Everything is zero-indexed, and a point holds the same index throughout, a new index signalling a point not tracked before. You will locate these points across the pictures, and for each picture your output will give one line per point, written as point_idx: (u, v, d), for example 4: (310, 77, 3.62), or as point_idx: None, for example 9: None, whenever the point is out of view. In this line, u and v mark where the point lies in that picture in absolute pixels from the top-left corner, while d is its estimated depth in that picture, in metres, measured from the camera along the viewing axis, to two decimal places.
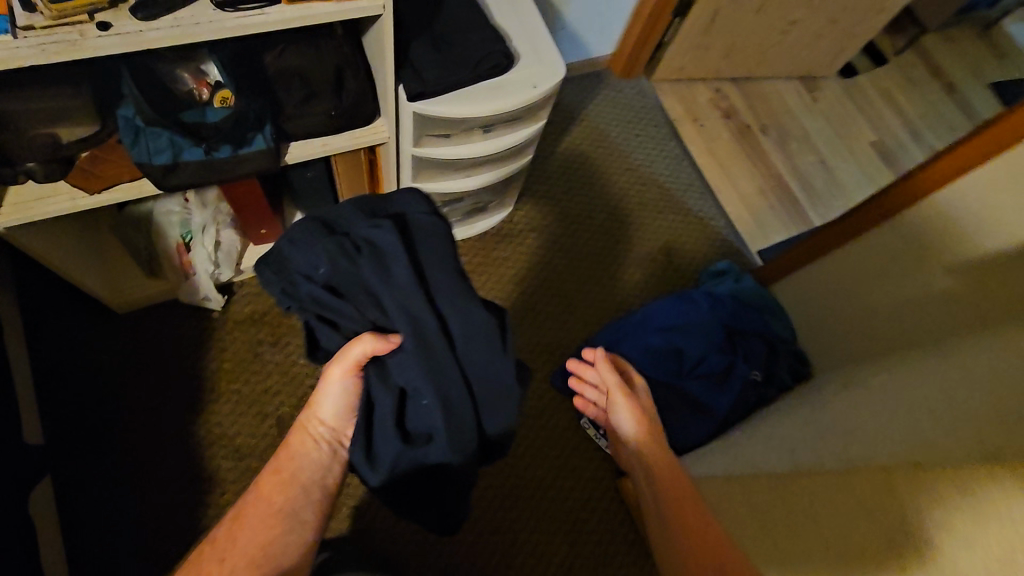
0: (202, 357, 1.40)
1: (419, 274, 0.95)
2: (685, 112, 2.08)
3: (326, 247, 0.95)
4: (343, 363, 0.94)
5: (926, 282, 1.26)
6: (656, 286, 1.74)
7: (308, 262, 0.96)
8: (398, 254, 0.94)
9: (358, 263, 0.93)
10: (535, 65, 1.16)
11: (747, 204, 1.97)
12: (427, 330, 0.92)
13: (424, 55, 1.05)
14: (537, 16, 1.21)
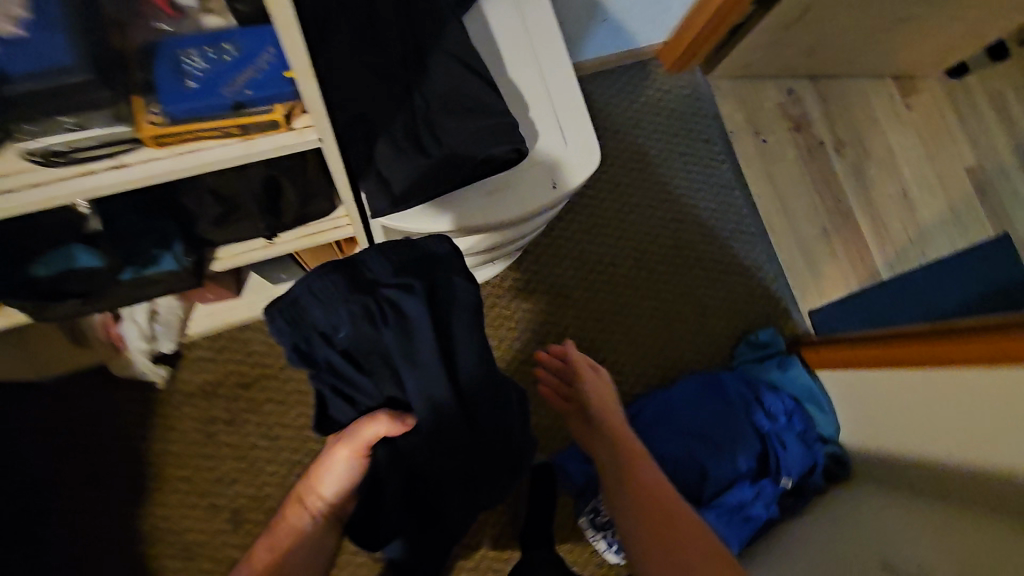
0: (147, 437, 1.20)
1: (449, 351, 0.81)
2: (744, 123, 1.68)
3: (348, 304, 0.78)
4: (352, 442, 0.87)
5: (949, 448, 1.09)
6: (687, 360, 1.47)
7: (325, 318, 0.78)
8: (428, 330, 0.78)
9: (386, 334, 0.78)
10: (561, 152, 0.85)
11: (805, 248, 1.64)
12: (450, 421, 0.82)
13: (395, 152, 0.74)
14: (566, 74, 0.88)
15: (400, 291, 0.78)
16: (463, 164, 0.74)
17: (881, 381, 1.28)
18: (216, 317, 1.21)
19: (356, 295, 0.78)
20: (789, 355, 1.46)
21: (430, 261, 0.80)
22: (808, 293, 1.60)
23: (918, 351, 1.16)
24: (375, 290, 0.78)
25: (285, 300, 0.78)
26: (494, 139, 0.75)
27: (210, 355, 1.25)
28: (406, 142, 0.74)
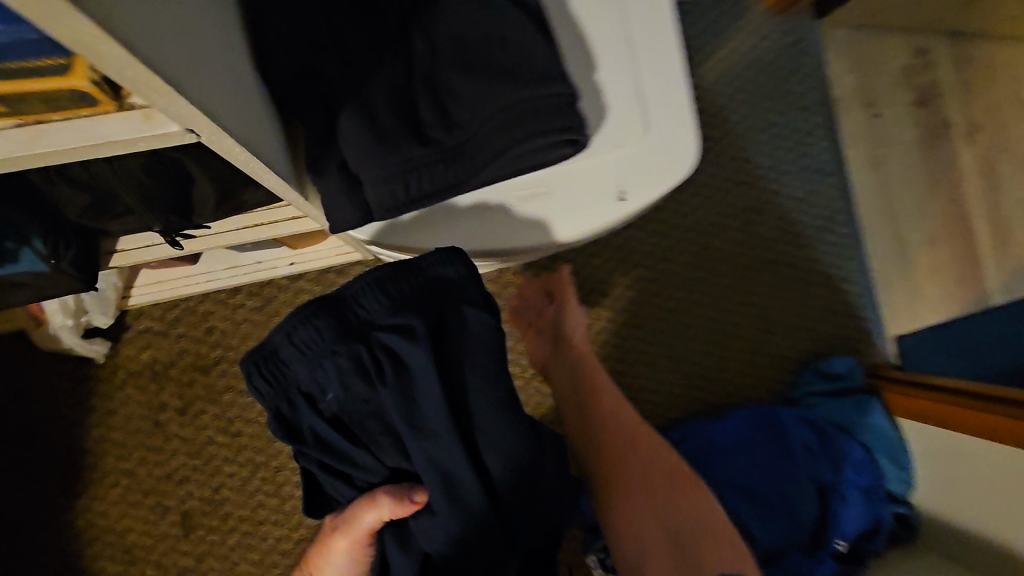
0: (83, 419, 1.01)
1: (463, 408, 0.59)
2: (854, 89, 1.31)
3: (339, 355, 0.56)
4: (348, 533, 0.62)
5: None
6: (739, 384, 1.22)
7: (308, 376, 0.57)
8: (430, 379, 0.57)
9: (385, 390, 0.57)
10: (636, 147, 0.55)
11: (906, 255, 1.30)
12: (468, 499, 0.60)
13: (366, 141, 0.48)
14: (665, 14, 0.55)
15: (399, 336, 0.56)
16: (471, 173, 0.51)
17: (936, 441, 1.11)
18: (167, 285, 0.98)
19: (345, 344, 0.56)
20: (868, 395, 1.20)
21: (444, 290, 0.59)
22: (898, 314, 1.29)
23: (990, 427, 0.97)
24: (370, 335, 0.57)
25: (260, 355, 0.57)
26: (525, 138, 0.50)
27: (161, 329, 1.02)
28: (390, 125, 0.49)
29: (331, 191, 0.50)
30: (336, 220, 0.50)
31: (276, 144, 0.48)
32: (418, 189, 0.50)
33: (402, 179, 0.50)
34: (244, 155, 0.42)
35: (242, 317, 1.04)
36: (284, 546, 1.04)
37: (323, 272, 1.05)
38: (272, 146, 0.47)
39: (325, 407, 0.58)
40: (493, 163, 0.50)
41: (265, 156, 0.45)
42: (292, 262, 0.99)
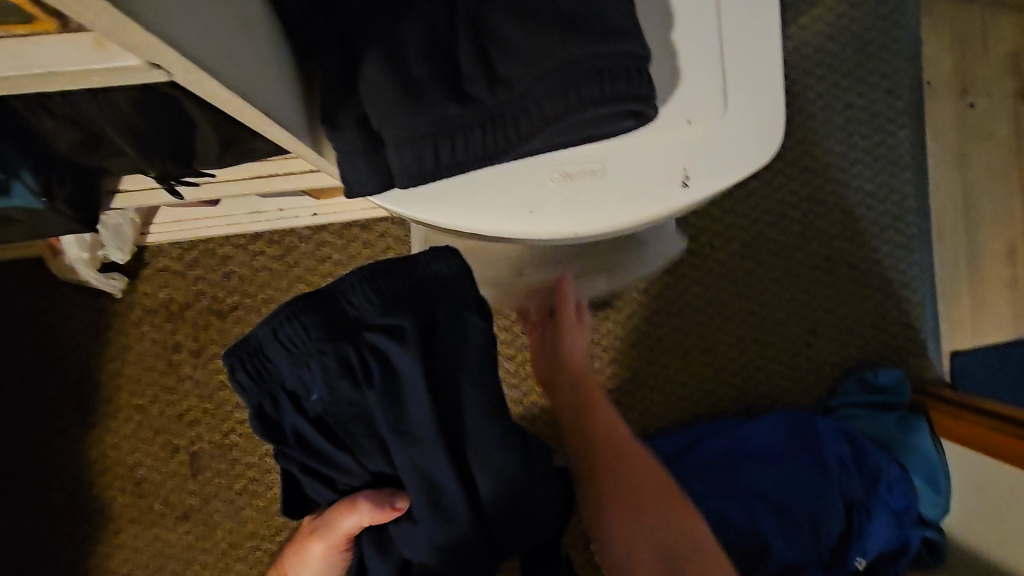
0: (102, 351, 1.01)
1: (449, 409, 0.60)
2: (949, 72, 1.16)
3: (327, 356, 0.56)
4: (326, 535, 0.63)
5: None
6: (772, 386, 1.14)
7: (297, 374, 0.56)
8: (419, 385, 0.58)
9: (371, 393, 0.57)
10: (710, 129, 0.47)
11: (981, 267, 1.18)
12: (455, 512, 0.61)
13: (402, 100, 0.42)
14: None
15: (391, 337, 0.57)
16: (510, 142, 0.43)
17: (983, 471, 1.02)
18: (186, 224, 0.95)
19: (333, 342, 0.56)
20: (913, 414, 1.11)
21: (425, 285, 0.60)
22: (960, 328, 1.18)
23: None
24: (359, 334, 0.57)
25: (243, 350, 0.55)
26: (577, 106, 0.41)
27: (179, 269, 1.00)
28: (425, 77, 0.42)
29: (349, 148, 0.43)
30: (348, 178, 0.45)
31: (281, 83, 0.42)
32: (448, 155, 0.43)
33: (431, 142, 0.43)
34: (237, 101, 0.36)
35: (260, 266, 1.01)
36: None
37: (346, 226, 1.01)
38: (276, 90, 0.41)
39: (310, 405, 0.57)
40: (537, 134, 0.43)
41: (264, 101, 0.39)
42: (314, 212, 0.96)
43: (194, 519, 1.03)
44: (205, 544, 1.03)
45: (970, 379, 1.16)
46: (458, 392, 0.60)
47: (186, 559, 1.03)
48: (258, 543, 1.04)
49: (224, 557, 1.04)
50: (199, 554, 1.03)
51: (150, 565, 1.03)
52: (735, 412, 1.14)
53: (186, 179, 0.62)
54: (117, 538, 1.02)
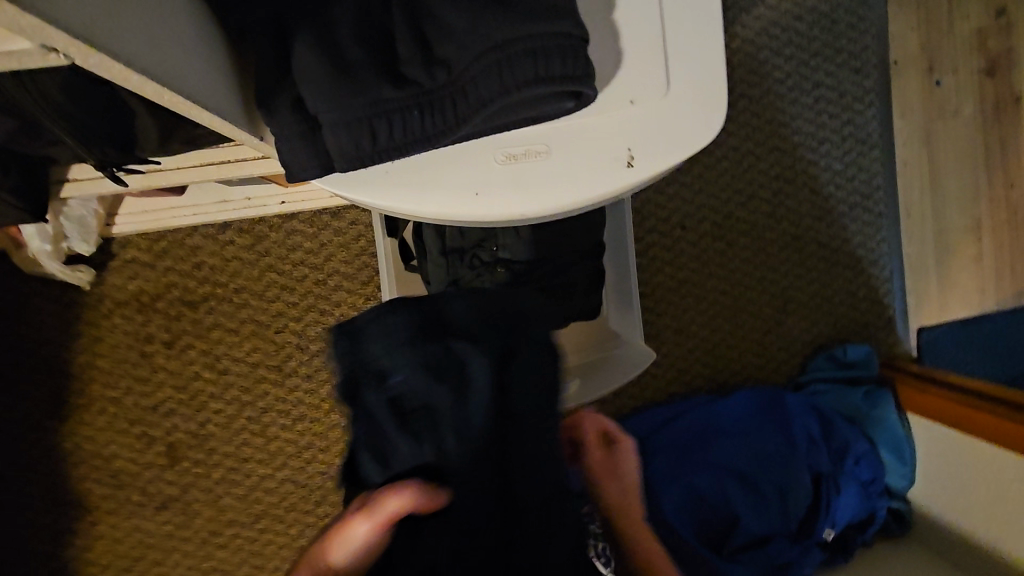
0: (72, 344, 1.00)
1: (512, 425, 0.47)
2: (915, 51, 1.17)
3: (420, 346, 0.47)
4: None
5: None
6: (744, 364, 1.16)
7: (382, 355, 0.47)
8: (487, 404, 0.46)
9: (444, 387, 0.46)
10: (653, 110, 0.47)
11: (946, 244, 1.20)
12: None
13: (333, 81, 0.42)
14: None
15: (471, 350, 0.47)
16: (449, 126, 0.44)
17: (944, 441, 1.06)
18: (152, 214, 0.96)
19: (420, 340, 0.47)
20: (878, 387, 1.14)
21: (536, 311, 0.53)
22: (926, 304, 1.21)
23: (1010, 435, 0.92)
24: (449, 343, 0.47)
25: (344, 328, 0.49)
26: (512, 88, 0.41)
27: (148, 260, 1.00)
28: (359, 60, 0.42)
29: (287, 132, 0.45)
30: (287, 162, 0.46)
31: (203, 66, 0.42)
32: (386, 139, 0.44)
33: (368, 127, 0.43)
34: (159, 90, 0.37)
35: (231, 255, 1.01)
36: (267, 485, 1.05)
37: (316, 214, 1.01)
38: (201, 76, 0.41)
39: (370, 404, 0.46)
40: (474, 117, 0.43)
41: (187, 88, 0.39)
42: (282, 200, 0.98)
43: (172, 509, 1.04)
44: (185, 533, 1.04)
45: (936, 354, 1.19)
46: (541, 435, 0.48)
47: (167, 549, 1.04)
48: (237, 530, 1.05)
49: (204, 546, 1.05)
50: (179, 542, 1.04)
51: (130, 554, 1.04)
52: (708, 390, 1.16)
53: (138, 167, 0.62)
54: (95, 529, 1.03)
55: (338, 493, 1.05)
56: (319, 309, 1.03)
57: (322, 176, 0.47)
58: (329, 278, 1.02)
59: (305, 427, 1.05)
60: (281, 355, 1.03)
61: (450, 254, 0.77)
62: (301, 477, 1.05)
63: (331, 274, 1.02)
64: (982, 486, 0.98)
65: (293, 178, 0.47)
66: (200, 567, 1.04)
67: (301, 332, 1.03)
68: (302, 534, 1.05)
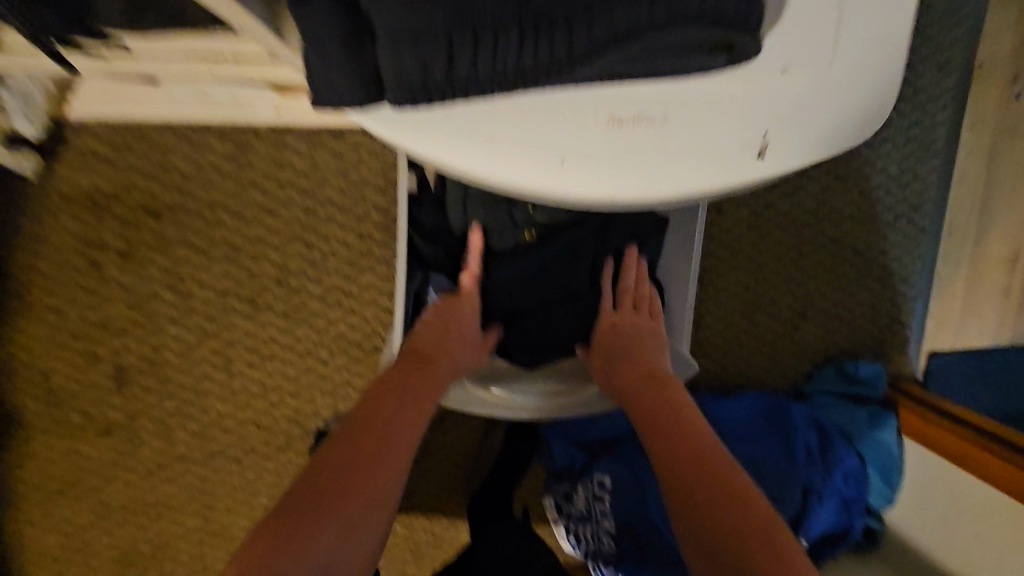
0: (11, 242, 0.86)
1: (601, 244, 0.72)
2: (1006, 54, 1.05)
3: (524, 254, 0.70)
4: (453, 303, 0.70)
5: None
6: (751, 363, 1.11)
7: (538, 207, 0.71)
8: (604, 231, 0.72)
9: (550, 271, 0.71)
10: (810, 82, 0.37)
11: (983, 271, 1.12)
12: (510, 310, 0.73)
13: None
14: None
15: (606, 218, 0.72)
16: (557, 66, 0.33)
17: (932, 468, 1.03)
18: (116, 100, 0.81)
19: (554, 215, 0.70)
20: (883, 410, 1.09)
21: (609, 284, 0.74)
22: (944, 329, 1.14)
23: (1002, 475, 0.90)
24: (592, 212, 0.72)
25: None
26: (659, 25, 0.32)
27: (107, 154, 0.84)
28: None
29: (320, 35, 0.32)
30: (316, 82, 0.33)
31: None
32: (466, 66, 0.33)
33: (446, 45, 0.32)
34: None
35: (207, 163, 0.86)
36: (225, 423, 0.95)
37: (314, 131, 0.87)
38: None
39: (506, 218, 0.70)
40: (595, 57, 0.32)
41: None
42: (275, 107, 0.83)
43: (117, 435, 0.94)
44: (129, 463, 0.95)
45: (941, 380, 1.13)
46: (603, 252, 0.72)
47: (109, 477, 0.95)
48: (189, 466, 0.96)
49: (149, 478, 0.96)
50: (121, 472, 0.95)
51: (65, 477, 0.94)
52: (707, 386, 1.11)
53: None
54: (27, 447, 0.93)
55: (303, 442, 0.97)
56: (304, 240, 0.90)
57: (365, 105, 0.35)
58: (321, 207, 0.89)
59: (275, 367, 0.94)
60: (255, 285, 0.91)
61: (470, 201, 0.70)
62: (265, 420, 0.96)
63: (324, 204, 0.89)
64: (957, 515, 0.97)
65: (317, 105, 0.34)
66: (144, 500, 0.96)
67: (280, 265, 0.91)
68: (258, 478, 0.97)
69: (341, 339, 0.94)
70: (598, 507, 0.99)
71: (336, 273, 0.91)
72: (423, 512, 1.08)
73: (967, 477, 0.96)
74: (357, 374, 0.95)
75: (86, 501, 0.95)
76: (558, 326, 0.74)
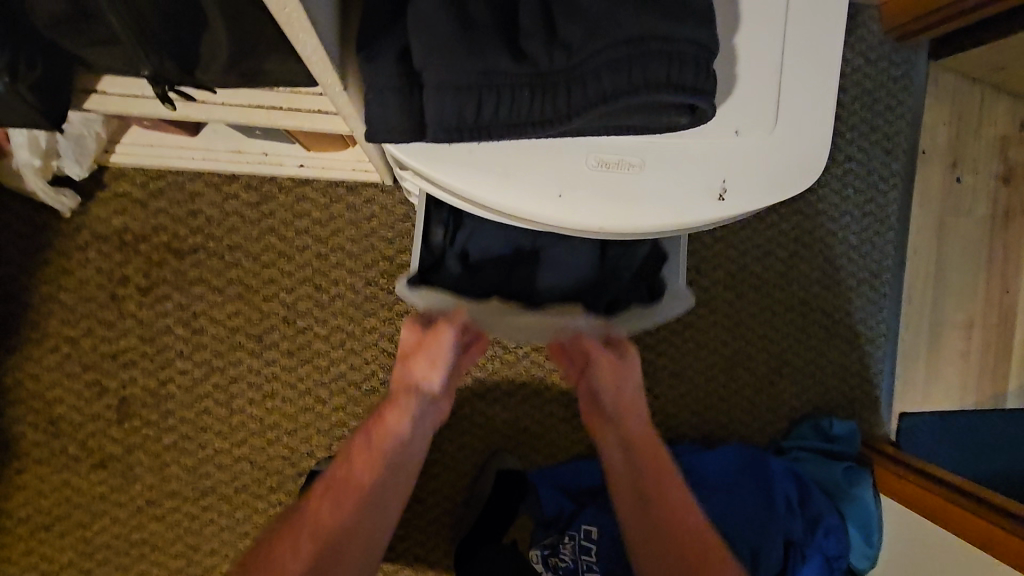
0: (38, 273, 0.92)
1: None
2: (943, 144, 1.19)
3: None
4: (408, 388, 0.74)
5: None
6: (732, 417, 1.16)
7: None
8: None
9: None
10: (756, 144, 0.47)
11: (941, 335, 1.20)
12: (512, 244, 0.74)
13: (466, 37, 0.41)
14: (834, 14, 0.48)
15: None
16: (558, 116, 0.42)
17: (903, 523, 1.07)
18: (156, 148, 0.88)
19: None
20: (858, 466, 1.14)
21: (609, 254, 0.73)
22: (911, 389, 1.21)
23: (961, 524, 0.95)
24: None
25: None
26: (641, 87, 0.40)
27: (141, 198, 0.93)
28: (486, 22, 0.41)
29: (383, 85, 0.42)
30: (373, 120, 0.43)
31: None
32: (490, 112, 0.42)
33: (476, 95, 0.41)
34: None
35: (232, 210, 0.95)
36: (221, 460, 0.97)
37: (331, 184, 0.97)
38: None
39: None
40: (590, 110, 0.41)
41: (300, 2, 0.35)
42: (301, 163, 0.91)
43: (110, 469, 0.95)
44: (118, 498, 0.95)
45: (912, 438, 1.18)
46: None
47: (96, 512, 0.95)
48: (178, 503, 0.96)
49: (137, 514, 0.96)
50: (110, 507, 0.95)
51: (53, 512, 0.94)
52: (691, 439, 1.15)
53: (182, 88, 0.56)
54: (20, 477, 0.93)
55: (295, 482, 0.98)
56: (314, 284, 0.97)
57: (409, 141, 0.44)
58: (332, 253, 0.97)
59: (276, 405, 0.97)
60: (265, 323, 0.96)
61: None
62: (259, 458, 0.97)
63: (335, 251, 0.97)
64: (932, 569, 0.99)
65: (373, 139, 0.44)
66: (129, 538, 0.96)
67: (289, 304, 0.97)
68: (247, 518, 0.97)
69: (342, 379, 0.98)
70: (584, 560, 0.98)
71: (342, 315, 0.97)
72: (410, 560, 1.07)
73: (935, 529, 1.00)
74: (352, 414, 0.98)
75: (70, 538, 0.94)
76: (562, 271, 0.74)
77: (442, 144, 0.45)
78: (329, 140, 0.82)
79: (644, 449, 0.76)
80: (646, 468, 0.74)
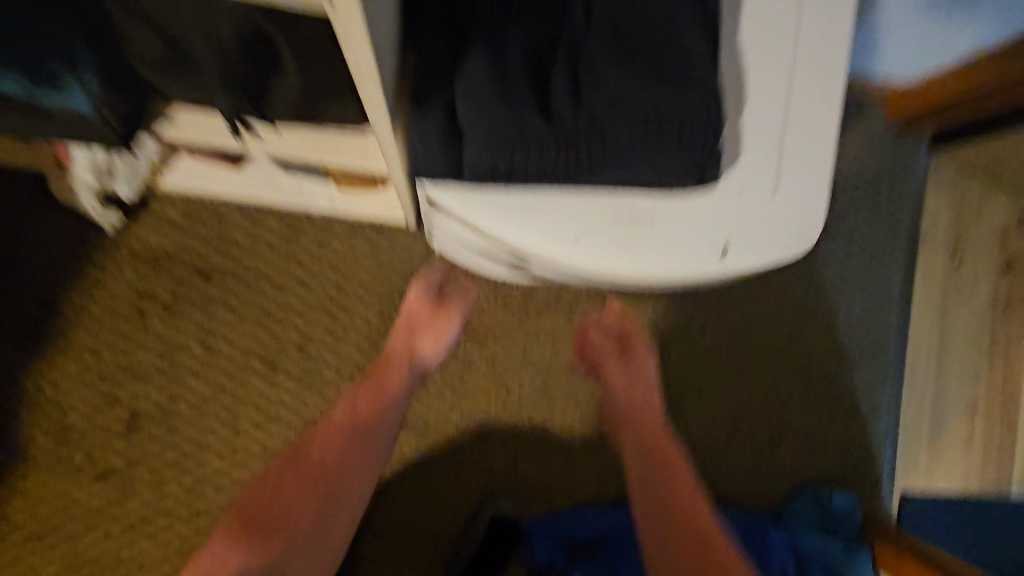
0: (72, 283, 0.96)
1: None
2: (945, 229, 1.24)
3: None
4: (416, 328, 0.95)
5: None
6: (729, 482, 1.15)
7: None
8: None
9: None
10: (760, 207, 0.51)
11: (942, 416, 1.21)
12: None
13: (504, 94, 0.46)
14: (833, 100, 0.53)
15: None
16: (579, 168, 0.47)
17: None
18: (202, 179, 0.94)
19: None
20: (856, 543, 1.11)
21: None
22: (913, 469, 1.20)
23: None
24: None
25: None
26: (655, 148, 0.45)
27: (178, 220, 0.99)
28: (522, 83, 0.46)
29: (425, 132, 0.47)
30: (413, 159, 0.48)
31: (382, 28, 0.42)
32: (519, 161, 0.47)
33: (507, 145, 0.46)
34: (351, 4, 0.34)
35: (262, 239, 1.00)
36: (219, 482, 0.98)
37: (357, 222, 1.02)
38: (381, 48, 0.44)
39: None
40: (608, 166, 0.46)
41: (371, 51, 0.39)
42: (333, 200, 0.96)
43: (110, 481, 0.96)
44: (113, 511, 0.96)
45: (917, 520, 1.18)
46: None
47: (90, 524, 0.95)
48: (171, 523, 0.97)
49: (130, 531, 0.96)
50: (104, 521, 0.96)
51: (48, 520, 0.94)
52: None
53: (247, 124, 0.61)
54: (21, 482, 0.94)
55: None
56: (331, 315, 1.01)
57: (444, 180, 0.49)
58: (351, 287, 1.01)
59: (279, 432, 0.99)
60: (279, 349, 1.00)
61: None
62: None
63: (355, 285, 1.01)
64: None
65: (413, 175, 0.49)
66: (118, 554, 0.96)
67: (304, 332, 1.00)
68: None
69: None
70: None
71: (354, 347, 1.00)
72: None
73: None
74: None
75: (59, 549, 0.94)
76: None
77: (472, 186, 0.50)
78: (362, 180, 0.88)
79: (658, 433, 0.91)
80: (655, 464, 0.87)
